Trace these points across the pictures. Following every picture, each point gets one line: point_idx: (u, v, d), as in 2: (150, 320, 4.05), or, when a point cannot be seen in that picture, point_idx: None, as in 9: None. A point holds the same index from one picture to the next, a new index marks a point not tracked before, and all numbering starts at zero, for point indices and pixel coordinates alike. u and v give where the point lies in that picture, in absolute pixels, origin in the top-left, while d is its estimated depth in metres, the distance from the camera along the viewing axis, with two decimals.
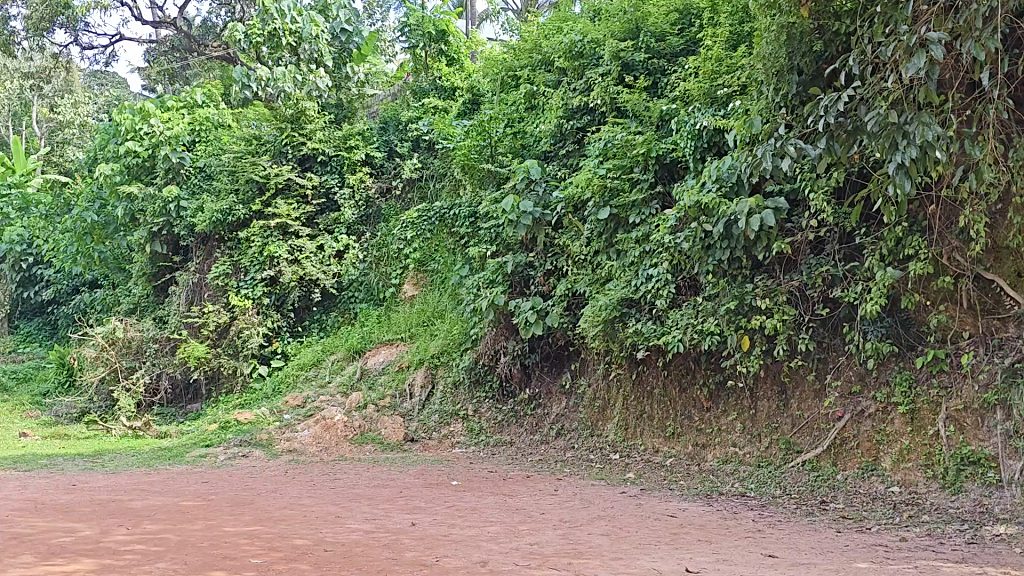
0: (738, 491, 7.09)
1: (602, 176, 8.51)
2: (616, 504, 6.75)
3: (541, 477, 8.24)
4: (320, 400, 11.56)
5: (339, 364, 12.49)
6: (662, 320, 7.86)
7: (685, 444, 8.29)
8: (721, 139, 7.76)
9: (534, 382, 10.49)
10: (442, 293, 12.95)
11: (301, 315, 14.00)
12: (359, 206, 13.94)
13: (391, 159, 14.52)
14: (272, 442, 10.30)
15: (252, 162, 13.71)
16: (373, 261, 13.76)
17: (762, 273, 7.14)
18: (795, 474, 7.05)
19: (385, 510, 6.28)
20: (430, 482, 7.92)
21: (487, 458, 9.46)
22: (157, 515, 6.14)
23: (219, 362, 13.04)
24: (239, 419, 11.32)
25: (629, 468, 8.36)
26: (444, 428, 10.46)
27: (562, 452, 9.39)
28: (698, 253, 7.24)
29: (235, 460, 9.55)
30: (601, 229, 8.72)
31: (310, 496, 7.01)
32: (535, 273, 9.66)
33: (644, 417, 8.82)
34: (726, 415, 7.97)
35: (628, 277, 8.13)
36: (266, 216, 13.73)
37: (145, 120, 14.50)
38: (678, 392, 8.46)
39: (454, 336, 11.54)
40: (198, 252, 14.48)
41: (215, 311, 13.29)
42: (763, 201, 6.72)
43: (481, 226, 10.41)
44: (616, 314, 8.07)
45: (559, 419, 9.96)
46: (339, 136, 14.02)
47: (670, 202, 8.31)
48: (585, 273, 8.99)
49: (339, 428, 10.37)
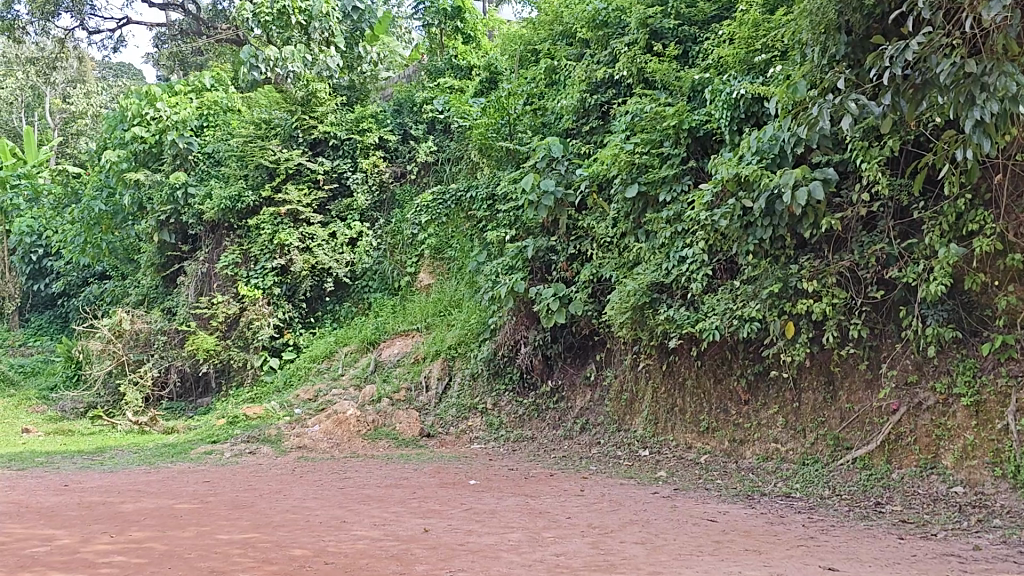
0: (782, 491, 6.50)
1: (629, 151, 7.87)
2: (649, 506, 6.16)
3: (565, 476, 7.66)
4: (332, 393, 11.05)
5: (353, 356, 11.98)
6: (697, 306, 7.25)
7: (720, 440, 7.70)
8: (761, 109, 7.13)
9: (557, 374, 9.91)
10: (459, 281, 12.35)
11: (314, 305, 13.50)
12: (373, 191, 13.50)
13: (406, 142, 13.98)
14: (281, 438, 9.78)
15: (260, 146, 13.09)
16: (388, 248, 13.33)
17: (808, 253, 6.51)
18: (845, 473, 6.44)
19: (396, 514, 5.70)
20: (446, 481, 7.35)
21: (507, 455, 8.89)
22: (147, 521, 5.61)
23: (229, 356, 12.44)
24: (248, 413, 10.81)
25: (660, 466, 7.78)
26: (462, 422, 9.92)
27: (588, 448, 8.80)
28: (737, 232, 6.64)
29: (241, 457, 9.04)
30: (629, 210, 8.10)
31: (317, 498, 6.46)
32: (557, 257, 9.09)
33: (675, 411, 8.23)
34: (767, 409, 7.38)
35: (658, 261, 7.54)
36: (276, 202, 13.22)
37: (152, 105, 14.01)
38: (713, 384, 7.87)
39: (471, 326, 10.99)
40: (207, 241, 13.98)
41: (224, 302, 12.79)
42: (810, 172, 6.11)
43: (499, 208, 9.93)
44: (646, 300, 7.47)
45: (584, 413, 9.38)
46: (351, 119, 13.47)
47: (704, 178, 7.68)
48: (611, 257, 8.39)
49: (351, 423, 9.83)
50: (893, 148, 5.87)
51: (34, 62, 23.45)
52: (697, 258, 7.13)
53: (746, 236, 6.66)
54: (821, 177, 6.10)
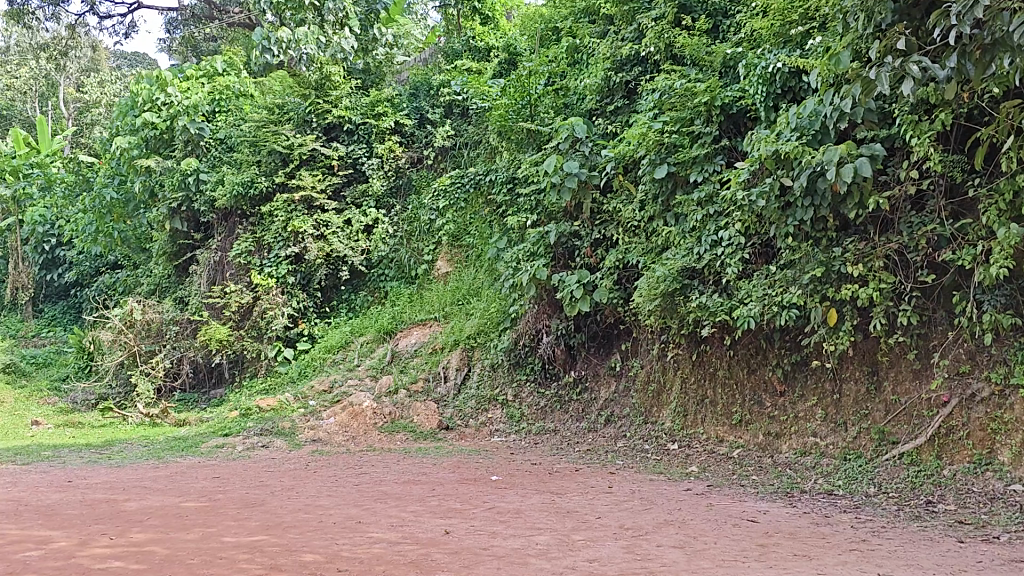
0: (824, 488, 6.11)
1: (658, 130, 7.44)
2: (683, 505, 5.79)
3: (591, 471, 7.29)
4: (348, 385, 10.73)
5: (369, 347, 11.66)
6: (731, 293, 6.85)
7: (753, 433, 7.32)
8: (799, 84, 6.72)
9: (580, 364, 9.54)
10: (478, 269, 11.97)
11: (328, 294, 13.18)
12: (389, 177, 13.15)
13: (423, 126, 13.62)
14: (295, 431, 9.46)
15: (274, 131, 12.81)
16: (404, 235, 12.95)
17: (851, 235, 6.10)
18: (891, 469, 6.04)
19: (415, 514, 5.36)
20: (467, 477, 7.01)
21: (529, 448, 8.54)
22: (150, 521, 5.29)
23: (242, 346, 12.20)
24: (261, 405, 10.50)
25: (691, 460, 7.40)
26: (482, 414, 9.59)
27: (613, 441, 8.43)
28: (774, 213, 6.24)
29: (253, 450, 8.73)
30: (657, 191, 7.69)
31: (331, 496, 6.12)
32: (581, 243, 8.74)
33: (706, 403, 7.85)
34: (805, 400, 6.99)
35: (688, 245, 7.14)
36: (289, 188, 12.89)
37: (162, 89, 13.68)
38: (746, 374, 7.49)
39: (491, 315, 10.63)
40: (219, 229, 13.68)
41: (237, 291, 12.49)
42: (856, 149, 5.71)
43: (520, 192, 9.54)
44: (677, 286, 7.08)
45: (608, 405, 9.01)
46: (365, 103, 13.11)
47: (736, 157, 7.28)
48: (638, 242, 8.00)
49: (367, 416, 9.49)
50: (945, 122, 5.47)
51: (46, 50, 23.19)
52: (733, 241, 6.73)
53: (784, 218, 6.26)
54: (868, 153, 5.69)
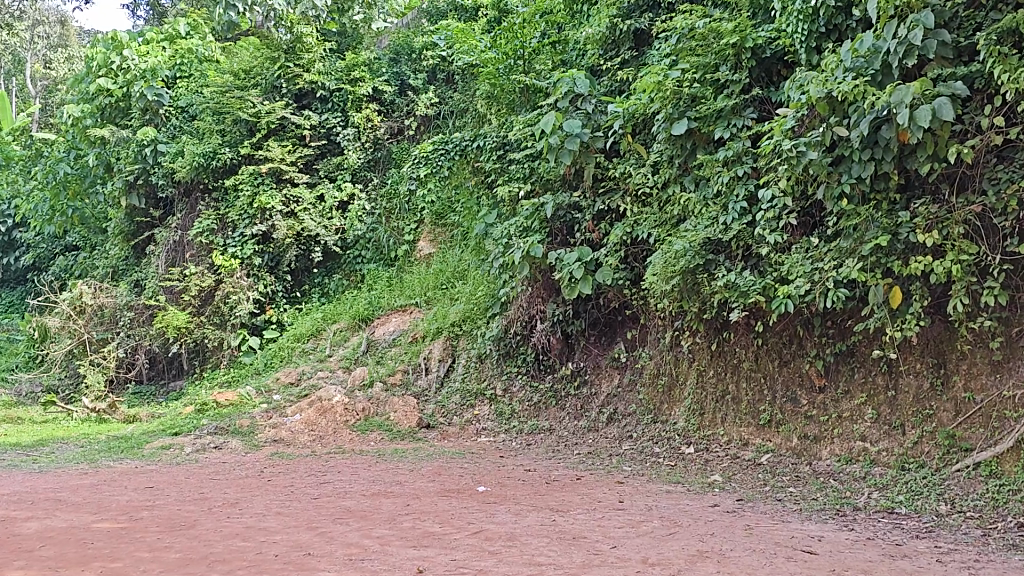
0: (882, 506, 5.03)
1: (676, 78, 6.30)
2: (717, 529, 4.67)
3: (595, 480, 6.19)
4: (317, 377, 9.59)
5: (342, 335, 10.53)
6: (766, 271, 5.74)
7: (786, 436, 6.22)
8: (847, 22, 5.48)
9: (578, 355, 8.42)
10: (464, 250, 10.86)
11: (299, 278, 12.02)
12: (367, 149, 12.03)
13: (404, 95, 12.51)
14: (254, 430, 8.32)
15: (238, 97, 11.69)
16: (383, 214, 11.83)
17: (918, 196, 4.99)
18: (964, 482, 4.96)
19: (381, 543, 4.21)
20: (449, 488, 5.88)
21: (521, 451, 7.45)
22: (41, 552, 4.11)
23: (202, 334, 11.09)
24: (219, 400, 9.35)
25: (711, 467, 6.31)
26: (467, 411, 8.49)
27: (617, 443, 7.35)
28: (825, 170, 5.12)
29: (204, 453, 7.60)
30: (673, 151, 6.57)
31: (280, 515, 4.99)
32: (582, 216, 7.66)
33: (726, 400, 6.76)
34: (849, 398, 5.91)
35: (713, 213, 6.06)
36: (256, 160, 11.77)
37: (117, 52, 12.46)
38: (777, 367, 6.39)
39: (478, 300, 9.53)
40: (180, 205, 12.49)
41: (198, 274, 11.36)
42: (932, 86, 4.59)
43: (511, 159, 8.45)
44: (700, 262, 5.98)
45: (610, 402, 7.89)
46: (340, 67, 11.94)
47: (769, 111, 6.16)
48: (650, 212, 6.89)
49: (338, 412, 8.39)
50: None
51: (7, 21, 21.77)
52: (774, 203, 5.61)
53: (837, 176, 5.15)
54: (948, 91, 4.57)
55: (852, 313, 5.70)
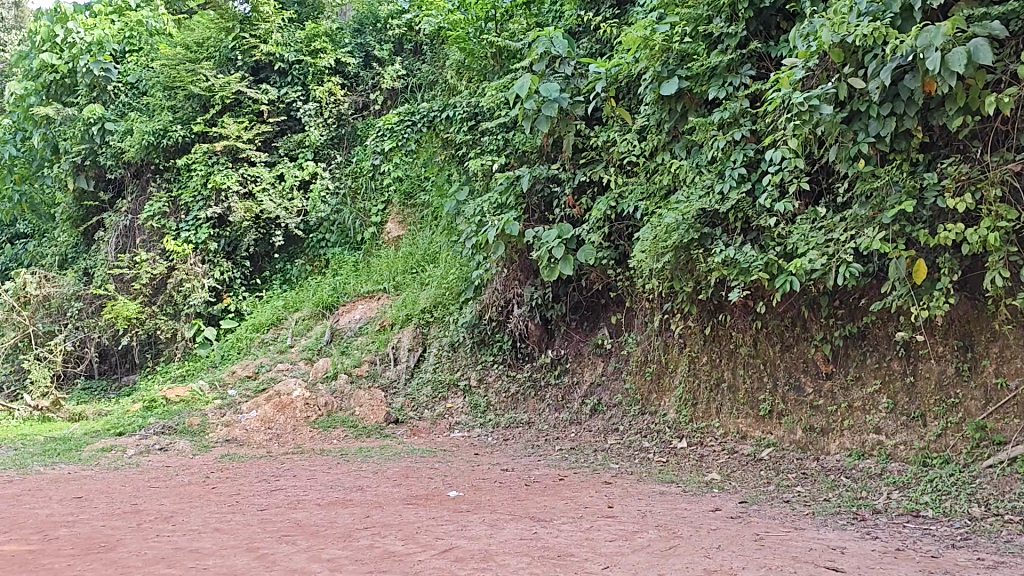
0: (905, 508, 4.44)
1: (666, 32, 5.64)
2: (722, 540, 4.05)
3: (580, 480, 5.57)
4: (276, 370, 8.94)
5: (305, 324, 9.84)
6: (768, 244, 5.12)
7: (788, 428, 5.62)
8: None
9: (558, 342, 7.76)
10: (435, 231, 10.18)
11: (259, 264, 11.33)
12: (329, 126, 11.38)
13: (369, 67, 11.81)
14: (205, 429, 7.71)
15: (189, 71, 10.95)
16: (348, 194, 11.14)
17: (945, 155, 4.38)
18: (998, 480, 4.38)
19: (331, 567, 3.55)
20: (417, 494, 5.23)
21: (498, 447, 6.84)
22: None
23: (154, 325, 10.47)
24: (169, 395, 8.66)
25: (707, 464, 5.69)
26: (439, 404, 7.87)
27: (601, 437, 6.74)
28: (838, 127, 4.50)
29: (148, 456, 6.96)
30: (662, 114, 5.93)
31: (218, 533, 4.32)
32: (562, 190, 7.00)
33: (722, 389, 6.14)
34: (861, 385, 5.30)
35: (707, 181, 5.44)
36: (211, 138, 11.08)
37: (61, 25, 11.54)
38: (778, 351, 5.78)
39: (449, 284, 8.83)
40: (131, 187, 11.77)
41: (150, 261, 10.67)
42: (965, 26, 3.95)
43: (483, 130, 7.79)
44: (695, 236, 5.35)
45: (594, 392, 7.27)
46: (300, 37, 11.33)
47: (768, 68, 5.47)
48: (637, 183, 6.25)
49: (297, 408, 7.76)
50: None
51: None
52: (781, 166, 4.95)
53: (851, 134, 4.52)
54: (984, 32, 3.93)
55: (867, 290, 5.10)
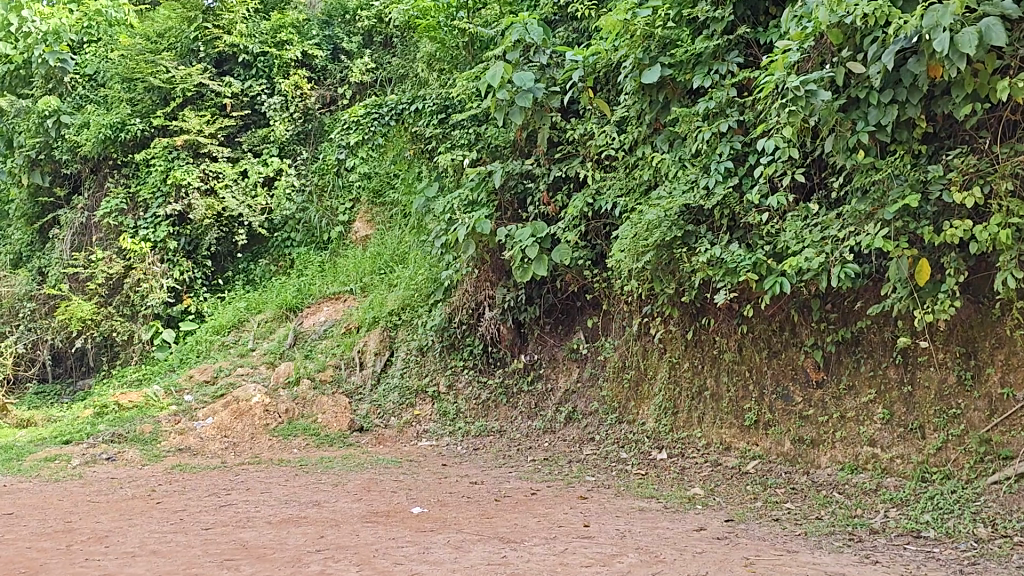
0: (905, 528, 4.11)
1: (647, 17, 5.24)
2: (710, 564, 3.69)
3: (553, 494, 5.20)
4: (236, 374, 8.51)
5: (267, 327, 9.41)
6: (756, 243, 4.78)
7: (776, 440, 5.28)
8: None
9: (531, 347, 7.37)
10: (404, 229, 9.80)
11: (222, 264, 10.89)
12: (295, 120, 10.98)
13: (337, 60, 11.44)
14: (157, 437, 7.27)
15: (148, 62, 10.51)
16: (314, 191, 10.75)
17: (950, 147, 4.05)
18: (1004, 498, 4.06)
19: None
20: (378, 510, 4.84)
21: (467, 458, 6.45)
22: None
23: (110, 326, 10.01)
24: (121, 401, 8.20)
25: (689, 478, 5.34)
26: (406, 411, 7.47)
27: (577, 447, 6.38)
28: (834, 116, 4.17)
29: (93, 466, 6.51)
30: (642, 104, 5.56)
31: (154, 557, 3.90)
32: (536, 186, 6.64)
33: (705, 397, 5.79)
34: (853, 394, 4.97)
35: (691, 176, 5.08)
36: (171, 132, 10.63)
37: (15, 12, 10.42)
38: (765, 358, 5.43)
39: (418, 285, 8.44)
40: (89, 183, 11.20)
41: (106, 260, 10.20)
42: (975, 5, 3.62)
43: (453, 123, 7.40)
44: (678, 234, 4.99)
45: (569, 400, 6.90)
46: (265, 28, 10.86)
47: (756, 56, 5.16)
48: (616, 178, 5.87)
49: (256, 415, 7.34)
50: None
51: None
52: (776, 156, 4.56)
53: (849, 124, 4.18)
54: (996, 11, 3.59)
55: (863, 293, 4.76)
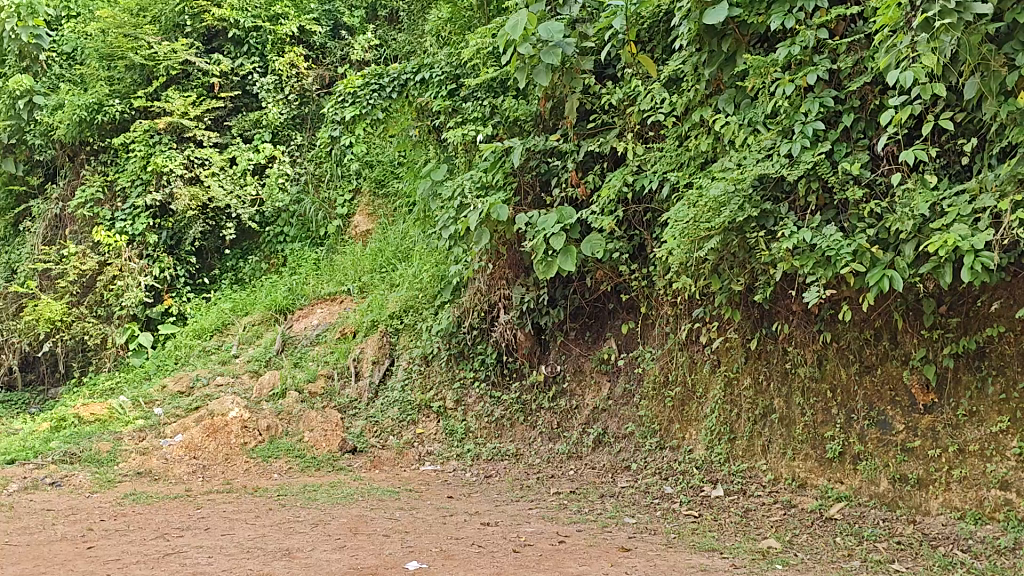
0: None
1: None
2: None
3: (589, 543, 4.09)
4: (214, 385, 7.43)
5: (254, 331, 8.34)
6: (856, 225, 3.73)
7: (870, 478, 4.18)
8: None
9: (553, 356, 6.23)
10: (408, 223, 8.76)
11: (207, 261, 9.84)
12: (291, 103, 10.02)
13: (338, 36, 10.53)
14: (116, 458, 6.18)
15: (129, 36, 9.49)
16: (311, 180, 9.77)
17: None
18: None
19: None
20: (363, 565, 3.75)
21: (478, 488, 5.36)
22: None
23: (81, 328, 8.94)
24: (82, 414, 7.12)
25: (759, 523, 4.24)
26: (407, 430, 6.38)
27: (609, 477, 5.28)
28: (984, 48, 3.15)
29: (30, 495, 5.42)
30: (701, 55, 4.47)
31: None
32: (563, 165, 5.56)
33: (773, 421, 4.68)
34: (977, 422, 3.91)
35: (767, 141, 3.99)
36: (153, 114, 9.59)
37: None
38: (855, 374, 4.35)
39: (423, 284, 7.38)
40: (64, 170, 10.13)
41: (79, 254, 9.16)
42: None
43: (464, 94, 6.35)
44: (751, 215, 3.91)
45: (597, 420, 5.81)
46: (258, 1, 9.89)
47: None
48: (664, 152, 4.81)
49: (232, 432, 6.25)
50: None
51: None
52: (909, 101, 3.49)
53: (1002, 60, 3.17)
54: None
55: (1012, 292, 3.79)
